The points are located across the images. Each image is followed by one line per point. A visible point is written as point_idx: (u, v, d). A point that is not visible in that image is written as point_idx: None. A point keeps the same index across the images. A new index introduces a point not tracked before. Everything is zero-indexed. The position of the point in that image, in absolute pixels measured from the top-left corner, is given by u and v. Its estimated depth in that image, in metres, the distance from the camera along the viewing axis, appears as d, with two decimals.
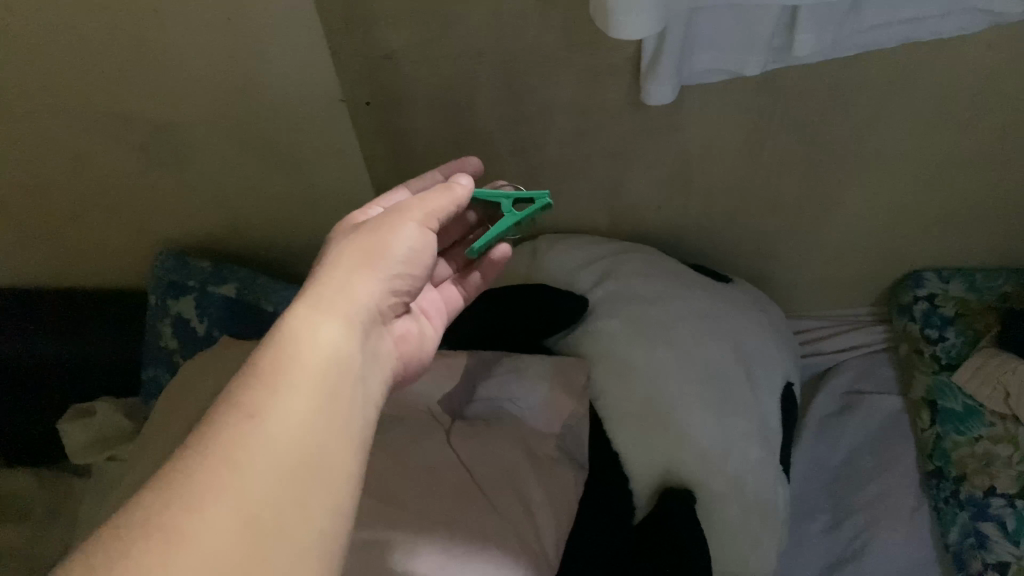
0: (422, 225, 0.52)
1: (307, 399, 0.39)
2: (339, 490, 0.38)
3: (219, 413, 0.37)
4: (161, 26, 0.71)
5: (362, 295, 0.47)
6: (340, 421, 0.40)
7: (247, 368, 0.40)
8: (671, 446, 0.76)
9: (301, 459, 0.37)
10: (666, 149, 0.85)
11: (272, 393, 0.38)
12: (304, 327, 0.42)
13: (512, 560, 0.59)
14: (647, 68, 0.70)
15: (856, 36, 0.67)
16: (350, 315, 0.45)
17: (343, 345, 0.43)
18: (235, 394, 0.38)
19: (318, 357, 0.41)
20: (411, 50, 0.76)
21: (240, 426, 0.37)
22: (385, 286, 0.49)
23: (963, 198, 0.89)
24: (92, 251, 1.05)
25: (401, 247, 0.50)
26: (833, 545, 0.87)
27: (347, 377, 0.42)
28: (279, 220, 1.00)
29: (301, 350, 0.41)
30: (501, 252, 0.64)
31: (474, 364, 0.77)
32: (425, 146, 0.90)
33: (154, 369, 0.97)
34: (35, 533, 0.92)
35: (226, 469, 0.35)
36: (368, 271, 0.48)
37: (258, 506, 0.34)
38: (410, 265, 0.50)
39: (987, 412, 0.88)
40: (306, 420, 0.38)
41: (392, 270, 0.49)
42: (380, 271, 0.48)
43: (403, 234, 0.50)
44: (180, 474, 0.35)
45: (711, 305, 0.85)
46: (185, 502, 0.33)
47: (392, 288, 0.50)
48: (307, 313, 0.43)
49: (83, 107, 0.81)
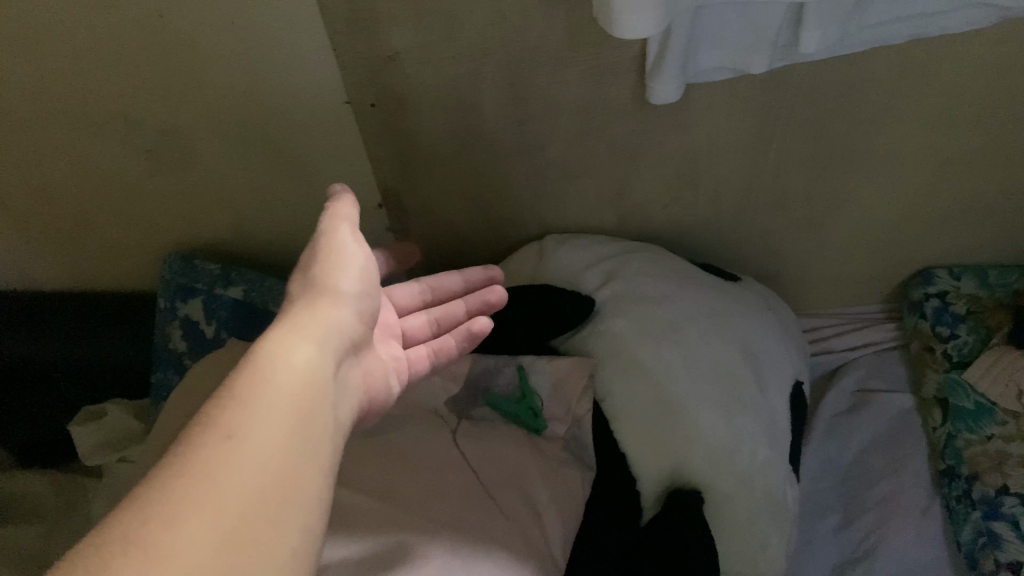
0: (364, 249, 0.53)
1: (283, 420, 0.39)
2: (312, 510, 0.37)
3: (195, 433, 0.37)
4: (166, 29, 0.72)
5: (333, 319, 0.47)
6: (314, 443, 0.40)
7: (223, 391, 0.40)
8: (679, 446, 0.76)
9: (278, 479, 0.37)
10: (672, 147, 0.85)
11: (249, 412, 0.38)
12: (281, 352, 0.43)
13: (520, 561, 0.59)
14: (652, 67, 0.70)
15: (863, 33, 0.66)
16: (323, 338, 0.45)
17: (320, 367, 0.43)
18: (212, 415, 0.38)
19: (295, 380, 0.41)
20: (415, 52, 0.77)
21: (219, 444, 0.36)
22: (350, 312, 0.49)
23: (976, 193, 0.88)
24: (101, 255, 1.05)
25: (353, 273, 0.51)
26: (844, 544, 0.86)
27: (323, 396, 0.42)
28: (285, 224, 1.00)
29: (277, 371, 0.41)
30: (481, 324, 0.62)
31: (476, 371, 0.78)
32: (430, 147, 0.89)
33: (162, 372, 0.98)
34: (45, 535, 0.93)
35: (205, 486, 0.34)
36: (333, 297, 0.48)
37: (241, 518, 0.34)
38: (365, 289, 0.51)
39: (1000, 410, 0.87)
40: (281, 440, 0.38)
41: (353, 295, 0.50)
42: (342, 298, 0.49)
43: (351, 254, 0.51)
44: (157, 492, 0.34)
45: (721, 304, 0.85)
46: (166, 514, 0.33)
47: (358, 315, 0.50)
48: (283, 337, 0.44)
49: (92, 112, 0.81)
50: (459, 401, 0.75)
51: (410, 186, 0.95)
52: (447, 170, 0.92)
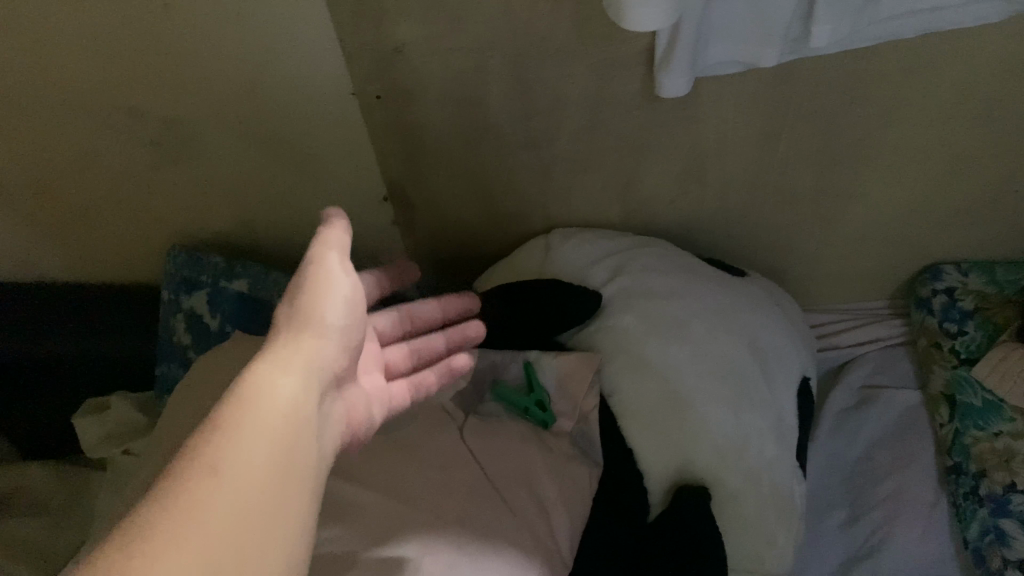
0: (354, 275, 0.51)
1: (266, 458, 0.38)
2: (290, 554, 0.37)
3: (179, 466, 0.36)
4: (170, 20, 0.71)
5: (319, 352, 0.45)
6: (295, 482, 0.39)
7: (205, 424, 0.39)
8: (687, 442, 0.75)
9: (259, 521, 0.36)
10: (680, 141, 0.84)
11: (234, 447, 0.37)
12: (262, 389, 0.41)
13: (529, 558, 0.59)
14: (661, 60, 0.69)
15: (874, 27, 0.66)
16: (307, 372, 0.44)
17: (303, 404, 0.42)
18: (195, 447, 0.37)
19: (279, 415, 0.40)
20: (421, 43, 0.76)
21: (203, 481, 0.35)
22: (337, 342, 0.47)
23: (985, 189, 0.87)
24: (105, 247, 1.04)
25: (341, 301, 0.48)
26: (850, 540, 0.86)
27: (302, 436, 0.41)
28: (290, 219, 0.99)
29: (263, 406, 0.40)
30: (461, 362, 0.62)
31: (483, 367, 0.79)
32: (436, 140, 0.89)
33: (167, 364, 0.97)
34: (49, 528, 0.93)
35: (189, 524, 0.33)
36: (320, 327, 0.47)
37: (218, 557, 0.33)
38: (352, 319, 0.49)
39: (1008, 407, 0.86)
40: (264, 479, 0.37)
41: (340, 325, 0.48)
42: (329, 328, 0.47)
43: (339, 282, 0.49)
44: (139, 530, 0.33)
45: (729, 299, 0.84)
46: (144, 555, 0.32)
47: (345, 346, 0.48)
48: (269, 370, 0.42)
49: (96, 102, 0.81)
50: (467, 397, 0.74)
51: (415, 180, 0.95)
52: (453, 163, 0.92)
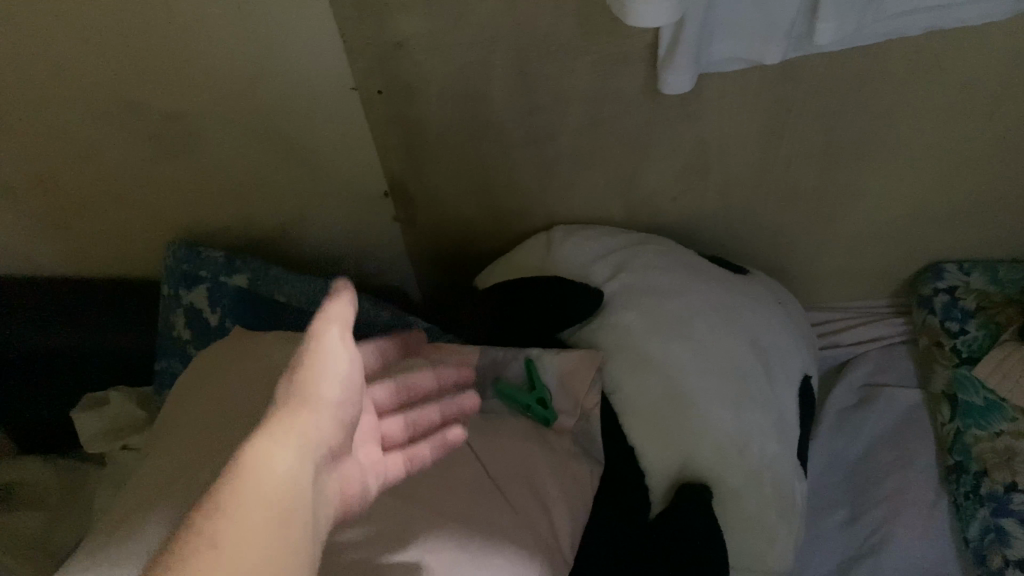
0: (353, 344, 0.47)
1: (259, 535, 0.39)
2: None
3: (176, 543, 0.38)
4: (170, 14, 0.71)
5: (313, 431, 0.44)
6: (292, 555, 0.40)
7: (202, 500, 0.40)
8: (690, 439, 0.75)
9: None
10: (683, 138, 0.84)
11: (227, 523, 0.39)
12: (256, 466, 0.41)
13: (532, 557, 0.58)
14: (664, 57, 0.69)
15: (877, 24, 0.65)
16: (303, 447, 0.43)
17: (299, 479, 0.42)
18: (192, 523, 0.39)
19: (273, 491, 0.41)
20: (423, 38, 0.76)
21: (196, 558, 0.37)
22: (334, 417, 0.46)
23: (987, 187, 0.87)
24: (104, 241, 1.04)
25: (339, 374, 0.46)
26: (851, 539, 0.86)
27: (298, 510, 0.42)
28: (290, 214, 0.99)
29: (258, 481, 0.41)
30: (457, 436, 0.55)
31: (483, 362, 0.78)
32: (437, 136, 0.88)
33: (167, 359, 0.95)
34: (49, 523, 0.93)
35: None
36: (315, 405, 0.45)
37: None
38: (350, 391, 0.47)
39: (1010, 407, 0.86)
40: (257, 556, 0.38)
41: (338, 399, 0.46)
42: (326, 404, 0.45)
43: (336, 357, 0.46)
44: None
45: (732, 298, 0.84)
46: None
47: (343, 420, 0.46)
48: (264, 445, 0.42)
49: (96, 96, 0.80)
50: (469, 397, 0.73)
51: (417, 176, 0.95)
52: (454, 159, 0.91)
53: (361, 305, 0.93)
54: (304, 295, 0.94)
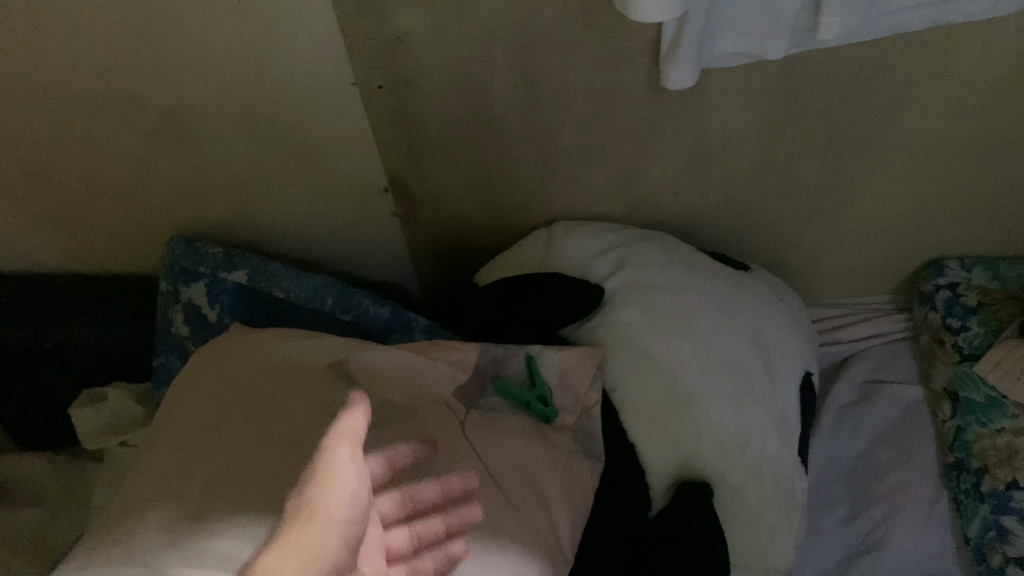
0: (359, 463, 0.50)
1: None
2: None
3: None
4: (170, 6, 0.70)
5: (324, 546, 0.46)
6: None
7: None
8: (691, 436, 0.75)
9: None
10: (685, 134, 0.84)
11: None
12: None
13: (534, 556, 0.58)
14: (667, 53, 0.68)
15: (882, 19, 0.65)
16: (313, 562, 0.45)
17: None
18: None
19: None
20: (425, 33, 0.75)
21: None
22: (344, 534, 0.47)
23: (989, 184, 0.87)
24: (102, 236, 1.03)
25: (346, 490, 0.48)
26: (850, 536, 0.86)
27: None
28: (290, 209, 0.98)
29: None
30: (459, 552, 0.54)
31: (484, 361, 0.74)
32: (438, 132, 0.88)
33: (165, 356, 0.95)
34: (48, 518, 0.93)
35: None
36: (324, 520, 0.47)
37: None
38: (359, 507, 0.49)
39: (1010, 404, 0.86)
40: None
41: (347, 515, 0.48)
42: (334, 521, 0.47)
43: (345, 472, 0.49)
44: None
45: (733, 295, 0.84)
46: None
47: (353, 538, 0.48)
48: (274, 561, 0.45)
49: (94, 90, 0.79)
50: (468, 391, 0.70)
51: (417, 172, 0.94)
52: (455, 154, 0.91)
53: (360, 303, 0.93)
54: (303, 291, 0.93)
